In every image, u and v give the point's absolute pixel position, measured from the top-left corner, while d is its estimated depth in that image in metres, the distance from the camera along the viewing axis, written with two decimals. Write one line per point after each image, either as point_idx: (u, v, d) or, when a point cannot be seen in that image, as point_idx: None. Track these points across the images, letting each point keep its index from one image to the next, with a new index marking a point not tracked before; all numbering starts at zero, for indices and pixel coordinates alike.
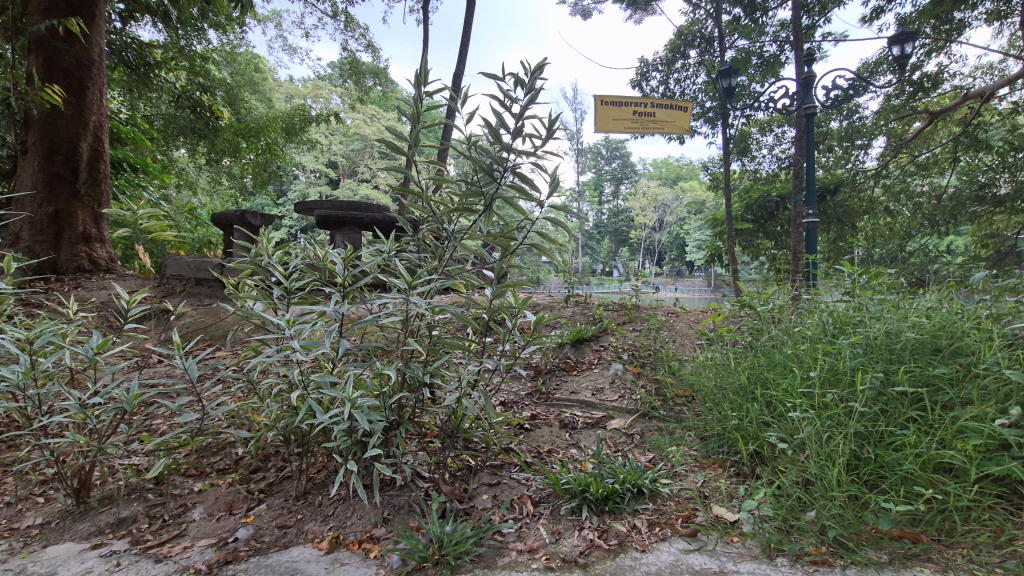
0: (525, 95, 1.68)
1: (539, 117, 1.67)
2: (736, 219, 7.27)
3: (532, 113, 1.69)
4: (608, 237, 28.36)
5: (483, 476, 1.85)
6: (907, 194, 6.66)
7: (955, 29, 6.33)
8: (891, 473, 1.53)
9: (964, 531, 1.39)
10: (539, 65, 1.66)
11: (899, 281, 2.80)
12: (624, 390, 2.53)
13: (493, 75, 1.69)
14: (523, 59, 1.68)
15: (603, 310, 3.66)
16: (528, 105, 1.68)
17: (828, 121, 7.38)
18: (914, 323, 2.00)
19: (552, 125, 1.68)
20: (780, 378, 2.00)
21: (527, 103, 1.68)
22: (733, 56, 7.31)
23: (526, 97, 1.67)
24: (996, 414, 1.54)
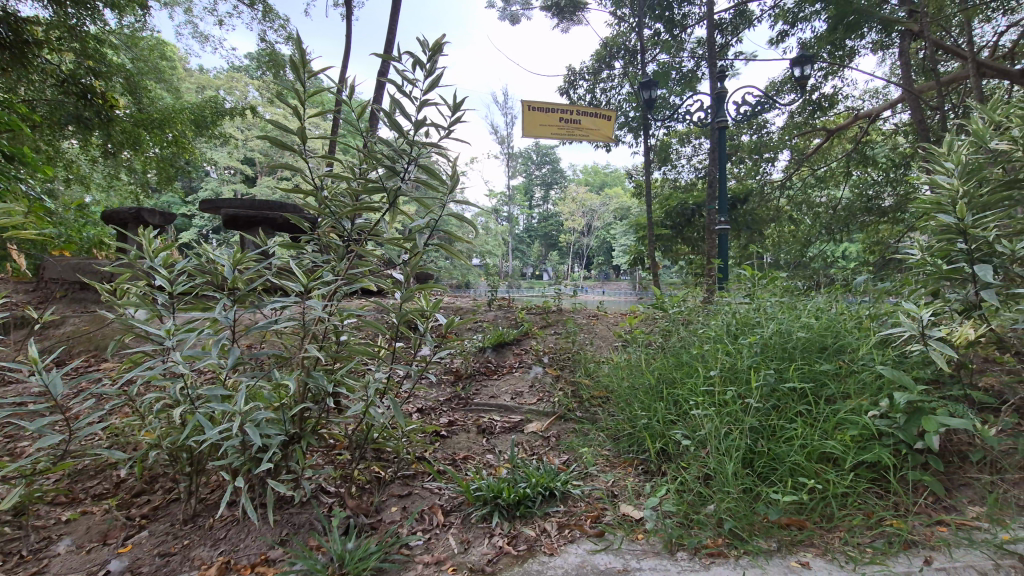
0: (425, 79, 1.69)
1: (441, 101, 1.70)
2: (656, 225, 7.60)
3: (432, 98, 1.71)
4: (538, 241, 28.84)
5: (393, 487, 1.78)
6: (808, 204, 7.24)
7: (847, 56, 7.07)
8: (781, 465, 1.63)
9: (842, 516, 1.50)
10: (436, 47, 1.68)
11: (795, 285, 3.02)
12: (542, 393, 2.55)
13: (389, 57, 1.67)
14: (421, 40, 1.68)
15: (526, 313, 3.69)
16: (428, 90, 1.69)
17: (738, 135, 7.90)
18: (804, 324, 2.16)
19: (455, 110, 1.72)
20: (685, 377, 2.09)
21: (427, 88, 1.69)
22: (653, 69, 7.65)
23: (426, 81, 1.69)
24: (870, 406, 1.69)
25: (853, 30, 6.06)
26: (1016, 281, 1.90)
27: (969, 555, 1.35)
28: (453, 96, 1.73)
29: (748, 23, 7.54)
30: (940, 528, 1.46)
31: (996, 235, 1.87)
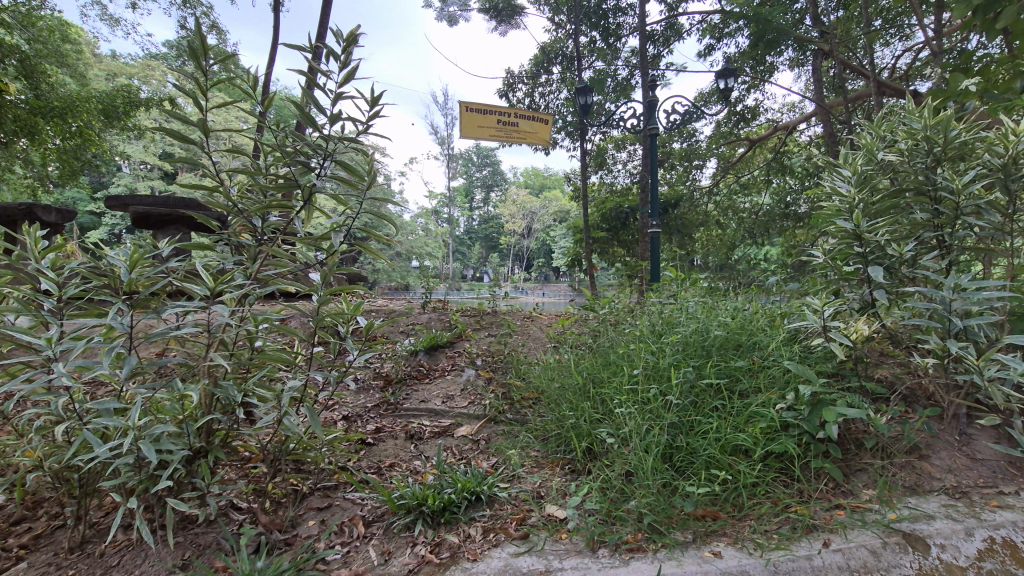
0: (339, 71, 1.66)
1: (357, 95, 1.66)
2: (593, 227, 7.79)
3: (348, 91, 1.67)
4: (479, 243, 28.89)
5: (312, 500, 1.71)
6: (732, 210, 7.65)
7: (767, 71, 7.56)
8: (697, 458, 1.70)
9: (752, 505, 1.58)
10: (350, 38, 1.64)
11: (717, 286, 3.18)
12: (474, 396, 2.52)
13: (301, 48, 1.62)
14: (333, 30, 1.63)
15: (460, 315, 3.66)
16: (343, 84, 1.65)
17: (669, 142, 8.25)
18: (721, 323, 2.27)
19: (373, 104, 1.68)
20: (611, 376, 2.15)
21: (341, 82, 1.65)
22: (589, 76, 7.84)
23: (340, 74, 1.66)
24: (778, 400, 1.79)
25: (772, 48, 6.47)
26: (904, 281, 2.08)
27: (861, 535, 1.46)
28: (371, 88, 1.69)
29: (678, 35, 7.87)
30: (838, 511, 1.57)
31: (887, 240, 2.05)
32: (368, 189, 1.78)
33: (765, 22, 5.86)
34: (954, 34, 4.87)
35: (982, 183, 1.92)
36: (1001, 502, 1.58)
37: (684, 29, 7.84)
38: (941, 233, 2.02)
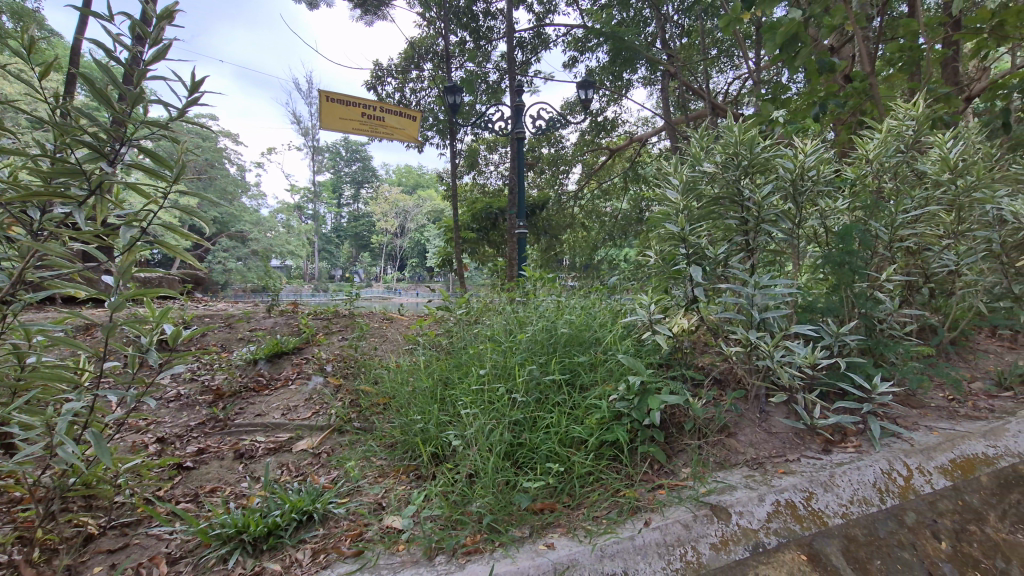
0: (148, 47, 1.33)
1: (171, 77, 1.35)
2: (463, 227, 7.83)
3: (159, 71, 1.35)
4: (349, 242, 27.57)
5: (104, 542, 1.49)
6: (595, 213, 8.15)
7: (624, 86, 8.18)
8: (537, 453, 1.75)
9: (586, 493, 1.65)
10: (166, 13, 1.37)
11: (569, 287, 3.35)
12: (318, 406, 2.39)
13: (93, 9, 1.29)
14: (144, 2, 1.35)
15: (311, 319, 3.44)
16: (152, 61, 1.33)
17: (537, 147, 8.59)
18: (566, 321, 2.39)
19: (192, 91, 1.38)
20: (460, 377, 2.16)
21: (151, 59, 1.33)
22: (460, 76, 7.85)
23: (149, 50, 1.33)
24: (612, 391, 1.92)
25: (627, 65, 7.00)
26: (719, 280, 2.34)
27: (676, 512, 1.60)
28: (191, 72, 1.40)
29: (545, 45, 8.21)
30: (659, 491, 1.71)
31: (706, 243, 2.29)
32: (178, 182, 1.51)
33: (620, 41, 6.33)
34: (769, 69, 5.67)
35: (776, 195, 2.23)
36: (786, 469, 1.85)
37: (551, 40, 8.19)
38: (747, 238, 2.32)
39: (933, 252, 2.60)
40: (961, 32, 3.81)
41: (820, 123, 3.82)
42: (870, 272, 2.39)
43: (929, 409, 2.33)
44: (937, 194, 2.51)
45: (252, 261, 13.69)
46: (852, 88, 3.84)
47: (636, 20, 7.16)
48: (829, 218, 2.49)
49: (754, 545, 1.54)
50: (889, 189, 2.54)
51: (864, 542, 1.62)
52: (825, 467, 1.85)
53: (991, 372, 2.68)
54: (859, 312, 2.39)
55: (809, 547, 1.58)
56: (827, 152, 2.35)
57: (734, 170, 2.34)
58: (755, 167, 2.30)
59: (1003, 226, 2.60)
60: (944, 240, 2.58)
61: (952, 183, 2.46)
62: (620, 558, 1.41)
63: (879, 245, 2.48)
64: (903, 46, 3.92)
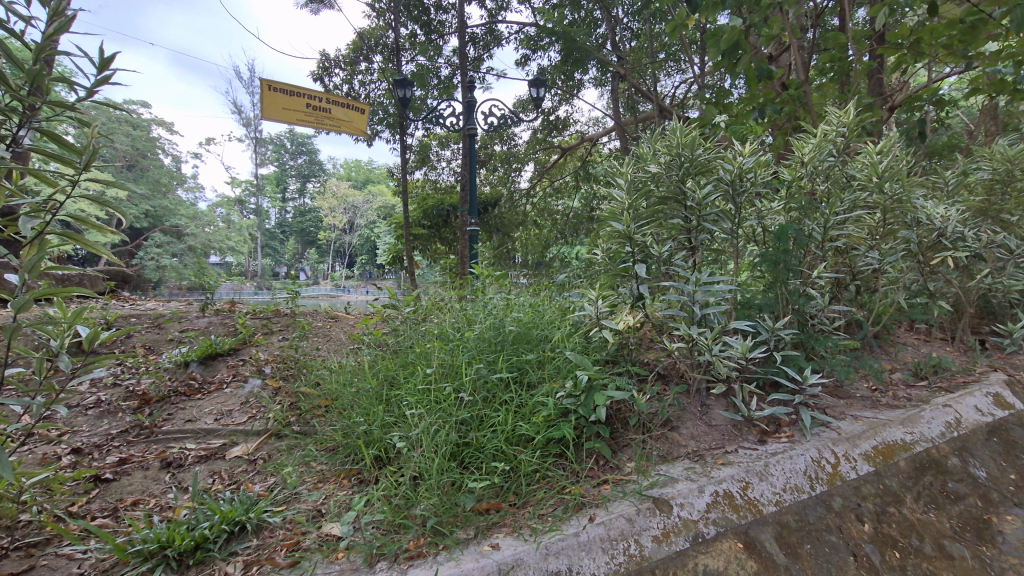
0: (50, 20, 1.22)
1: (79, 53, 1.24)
2: (414, 224, 7.70)
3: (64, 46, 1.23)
4: (294, 238, 26.60)
5: (5, 565, 1.36)
6: (548, 211, 8.21)
7: (576, 86, 8.27)
8: (484, 453, 1.73)
9: (532, 491, 1.65)
10: None
11: (519, 285, 3.36)
12: (255, 410, 2.28)
13: None
14: None
15: (249, 319, 3.29)
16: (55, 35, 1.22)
17: (490, 144, 8.57)
18: (515, 319, 2.39)
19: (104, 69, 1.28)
20: (406, 377, 2.10)
21: (54, 32, 1.22)
22: (410, 69, 7.71)
23: (50, 23, 1.22)
24: (559, 388, 1.93)
25: (579, 65, 7.08)
26: (663, 277, 2.40)
27: (620, 506, 1.62)
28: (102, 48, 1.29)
29: (497, 41, 8.18)
30: (605, 486, 1.73)
31: (651, 241, 2.33)
32: (89, 169, 1.37)
33: (572, 41, 6.39)
34: (713, 74, 5.88)
35: (717, 195, 2.30)
36: (725, 460, 1.91)
37: (503, 37, 8.16)
38: (689, 237, 2.38)
39: (860, 251, 2.75)
40: (885, 46, 4.06)
41: (758, 127, 3.99)
42: (803, 270, 2.51)
43: (855, 399, 2.48)
44: (863, 197, 2.66)
45: (188, 257, 12.97)
46: (788, 95, 4.03)
47: (587, 22, 7.24)
48: (766, 218, 2.59)
49: (694, 536, 1.59)
50: (821, 192, 2.67)
51: (795, 528, 1.71)
52: (760, 457, 1.93)
53: (909, 364, 2.88)
54: (793, 308, 2.51)
55: (746, 536, 1.64)
56: (764, 155, 2.44)
57: (678, 170, 2.38)
58: (697, 167, 2.36)
59: (920, 228, 2.79)
60: (870, 241, 2.74)
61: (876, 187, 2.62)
62: (565, 555, 1.42)
63: (812, 244, 2.61)
64: (834, 57, 4.14)
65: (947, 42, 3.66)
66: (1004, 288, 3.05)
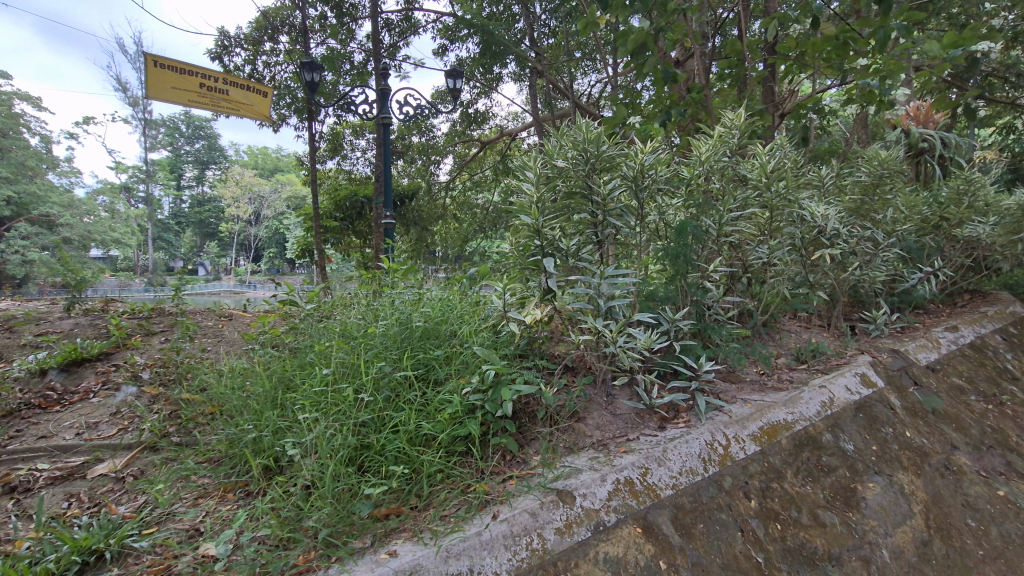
0: None
1: None
2: (325, 216, 7.33)
3: None
4: (192, 229, 24.48)
5: None
6: (467, 204, 8.15)
7: (495, 80, 8.25)
8: (385, 455, 1.65)
9: (435, 492, 1.60)
10: None
11: (429, 280, 3.28)
12: (127, 421, 2.06)
13: None
14: None
15: (124, 320, 2.97)
16: None
17: (407, 135, 8.36)
18: (422, 314, 2.31)
19: None
20: (302, 379, 1.97)
21: None
22: (319, 53, 7.30)
23: None
24: (466, 384, 1.89)
25: (497, 59, 7.06)
26: (570, 270, 2.42)
27: (524, 501, 1.61)
28: None
29: (414, 30, 7.95)
30: (510, 481, 1.72)
31: (558, 235, 2.34)
32: None
33: (490, 35, 6.28)
34: (624, 74, 6.09)
35: (621, 191, 2.36)
36: (627, 448, 1.97)
37: (420, 25, 7.95)
38: (596, 231, 2.42)
39: (751, 246, 2.95)
40: (775, 56, 4.39)
41: (663, 127, 4.18)
42: (701, 264, 2.64)
43: (745, 383, 2.66)
44: (754, 196, 2.85)
45: (60, 251, 11.50)
46: (690, 98, 4.25)
47: (506, 16, 7.22)
48: (667, 214, 2.71)
49: (596, 525, 1.61)
50: (717, 189, 2.84)
51: (689, 509, 1.80)
52: (660, 443, 2.00)
53: (792, 349, 3.15)
54: (691, 299, 2.64)
55: (644, 520, 1.69)
56: (665, 153, 2.54)
57: (584, 166, 2.41)
58: (602, 163, 2.40)
59: (803, 225, 3.04)
60: (759, 236, 2.95)
61: (765, 186, 2.82)
62: (466, 556, 1.39)
63: (709, 239, 2.76)
64: (731, 65, 4.43)
65: (826, 56, 4.01)
66: (870, 279, 3.41)
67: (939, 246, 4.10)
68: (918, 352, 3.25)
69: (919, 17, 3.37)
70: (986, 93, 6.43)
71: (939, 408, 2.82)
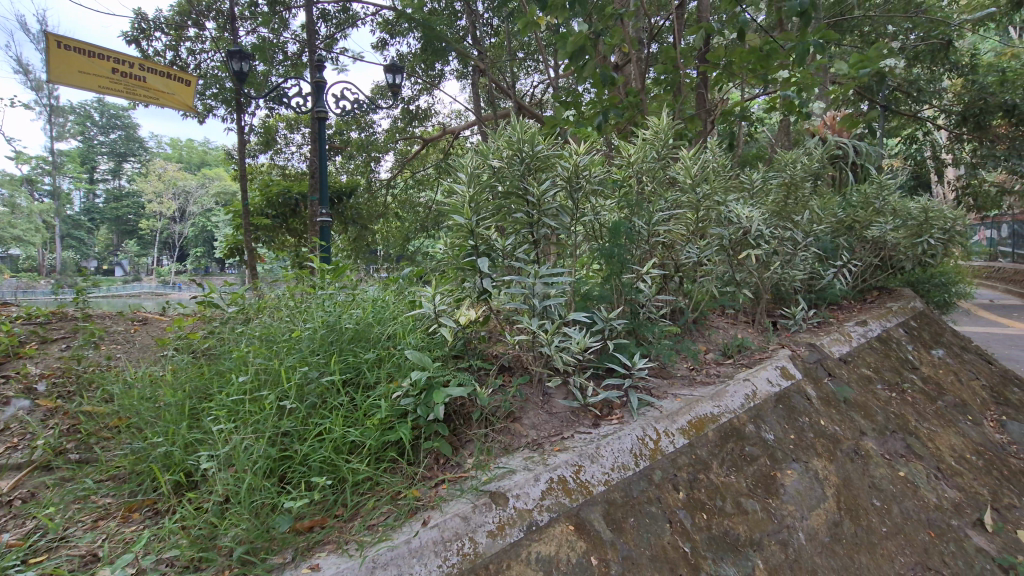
0: None
1: None
2: (256, 213, 6.98)
3: None
4: (107, 226, 22.64)
5: None
6: (409, 203, 8.00)
7: (437, 77, 8.14)
8: (310, 465, 1.59)
9: (362, 501, 1.55)
10: None
11: (363, 280, 3.19)
12: (17, 438, 1.88)
13: None
14: None
15: (19, 327, 2.72)
16: None
17: (347, 130, 8.14)
18: (352, 316, 2.24)
19: None
20: (220, 387, 1.86)
21: None
22: (249, 41, 6.93)
23: None
24: (397, 388, 1.84)
25: (438, 56, 6.99)
26: (506, 270, 2.41)
27: (456, 505, 1.59)
28: None
29: (352, 22, 7.71)
30: (442, 485, 1.69)
31: (493, 235, 2.32)
32: None
33: (431, 31, 6.17)
34: (564, 76, 6.16)
35: (555, 191, 2.38)
36: (561, 446, 1.98)
37: (358, 18, 7.72)
38: (531, 231, 2.44)
39: (682, 246, 3.06)
40: (707, 64, 4.57)
41: (600, 129, 4.27)
42: (634, 264, 2.71)
43: (675, 379, 2.76)
44: (685, 198, 2.96)
45: None
46: (627, 101, 4.36)
47: (448, 13, 7.14)
48: (602, 214, 2.75)
49: (529, 526, 1.60)
50: (650, 192, 2.92)
51: (621, 504, 1.83)
52: (593, 440, 2.03)
53: (720, 344, 3.29)
54: (625, 298, 2.71)
55: (577, 518, 1.71)
56: (599, 155, 2.58)
57: (519, 166, 2.41)
58: (537, 164, 2.41)
59: (730, 226, 3.18)
60: (689, 236, 3.07)
61: (693, 188, 2.94)
62: (394, 566, 1.34)
63: (642, 240, 2.83)
64: (666, 70, 4.58)
65: (752, 66, 4.23)
66: (790, 278, 3.63)
67: (851, 246, 4.43)
68: (833, 346, 3.48)
69: (831, 34, 3.62)
70: (893, 106, 7.00)
71: (850, 397, 3.03)
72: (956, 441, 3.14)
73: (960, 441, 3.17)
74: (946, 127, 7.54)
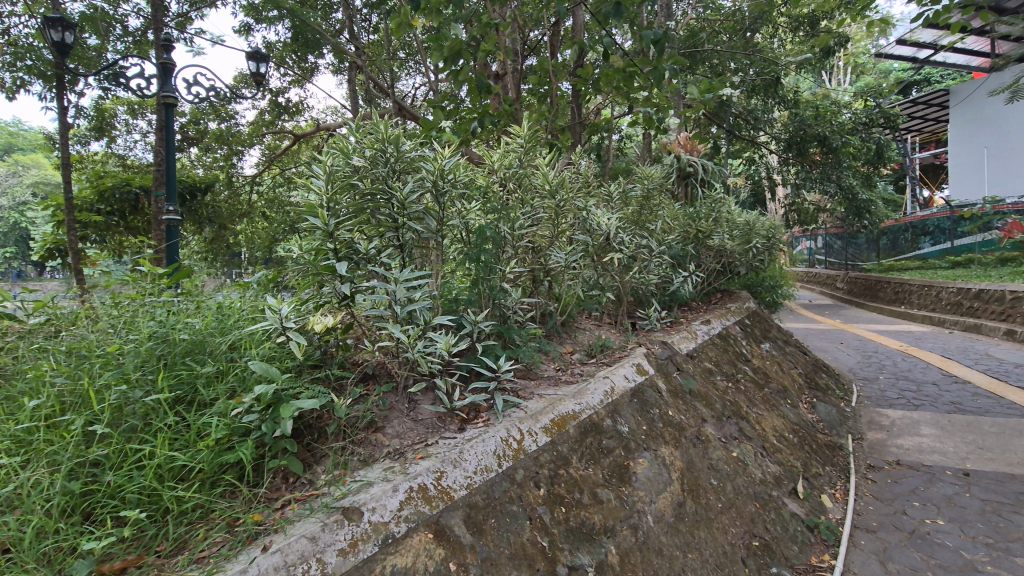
0: None
1: None
2: (84, 207, 6.02)
3: None
4: None
5: None
6: (276, 202, 7.43)
7: (309, 70, 7.69)
8: (124, 496, 1.39)
9: (191, 533, 1.40)
10: None
11: (209, 285, 2.89)
12: None
13: None
14: None
15: None
16: None
17: (202, 120, 7.31)
18: (188, 325, 2.02)
19: None
20: (7, 415, 1.56)
21: None
22: (76, 9, 5.96)
23: None
24: (238, 404, 1.69)
25: (310, 48, 6.60)
26: (368, 275, 2.32)
27: (303, 525, 1.49)
28: None
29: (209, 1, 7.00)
30: (288, 506, 1.58)
31: (353, 238, 2.23)
32: None
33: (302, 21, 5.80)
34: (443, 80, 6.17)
35: (419, 194, 2.35)
36: (424, 453, 1.94)
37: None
38: (396, 234, 2.38)
39: (548, 251, 3.18)
40: (576, 79, 4.84)
41: (476, 136, 4.30)
42: (501, 269, 2.76)
43: (541, 380, 2.86)
44: (550, 205, 3.08)
45: None
46: (502, 110, 4.46)
47: (321, 4, 6.78)
48: (470, 219, 2.77)
49: (384, 539, 1.54)
50: (516, 199, 3.01)
51: (482, 506, 1.84)
52: (457, 445, 2.01)
53: (584, 345, 3.49)
54: (492, 301, 2.75)
55: (436, 525, 1.68)
56: (466, 159, 2.59)
57: (383, 167, 2.33)
58: (400, 165, 2.35)
59: (592, 233, 3.37)
60: (555, 242, 3.21)
61: (556, 196, 3.08)
62: None
63: (509, 245, 2.90)
64: (538, 83, 4.77)
65: (617, 85, 4.55)
66: (645, 281, 3.95)
67: (698, 253, 4.96)
68: (682, 343, 3.86)
69: (682, 62, 4.00)
70: (734, 131, 8.00)
71: (694, 389, 3.38)
72: (778, 422, 3.65)
73: (780, 422, 3.69)
74: (775, 152, 8.78)
